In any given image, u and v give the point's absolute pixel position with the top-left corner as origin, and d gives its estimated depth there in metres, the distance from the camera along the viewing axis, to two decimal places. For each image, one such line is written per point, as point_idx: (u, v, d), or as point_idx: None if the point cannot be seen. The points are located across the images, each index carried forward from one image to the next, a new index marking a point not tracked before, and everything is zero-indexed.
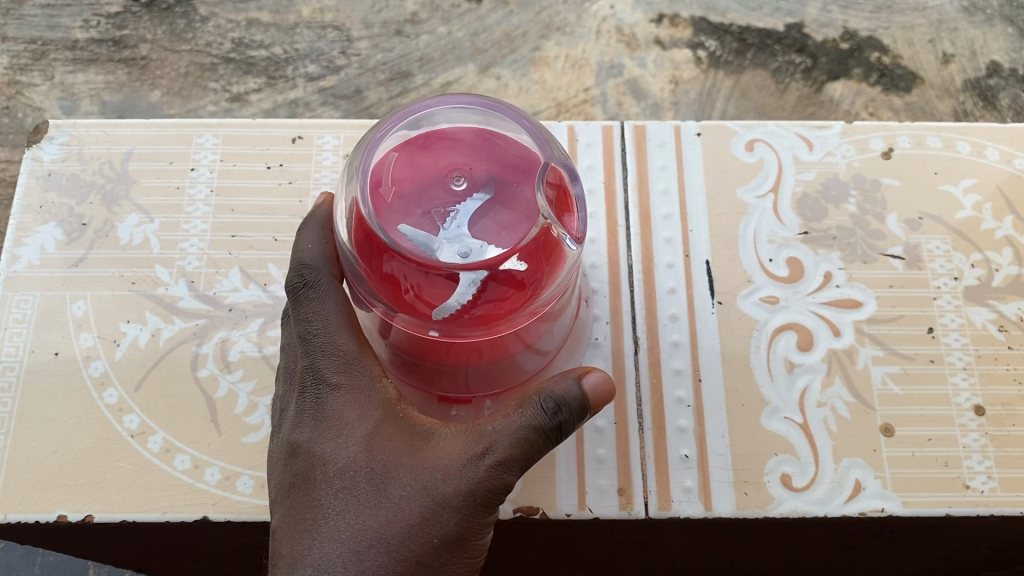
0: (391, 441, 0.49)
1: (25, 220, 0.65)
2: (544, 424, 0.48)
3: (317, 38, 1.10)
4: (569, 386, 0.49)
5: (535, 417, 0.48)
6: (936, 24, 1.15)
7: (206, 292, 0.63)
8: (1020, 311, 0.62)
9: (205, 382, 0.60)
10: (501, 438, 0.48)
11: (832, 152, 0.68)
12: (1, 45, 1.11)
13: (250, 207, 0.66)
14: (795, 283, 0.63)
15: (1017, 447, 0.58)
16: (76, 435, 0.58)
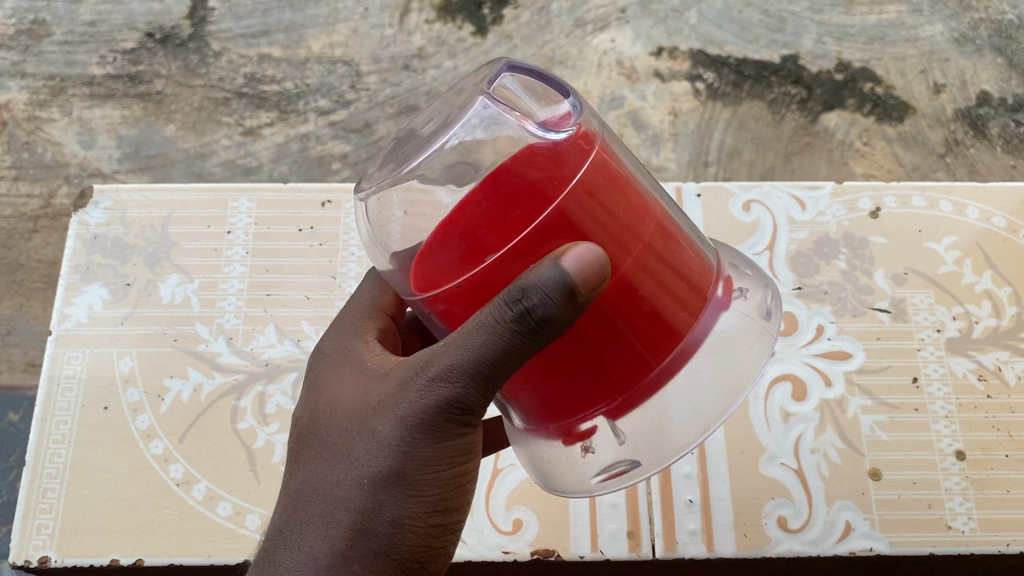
0: (347, 381, 0.46)
1: (73, 280, 0.70)
2: (506, 317, 0.37)
3: (327, 73, 1.13)
4: (548, 270, 0.36)
5: (495, 311, 0.37)
6: (928, 54, 1.18)
7: (245, 348, 0.67)
8: (998, 361, 0.66)
9: (244, 434, 0.63)
10: (444, 351, 0.40)
11: (824, 212, 0.72)
12: (20, 82, 1.14)
13: (283, 267, 0.71)
14: (791, 336, 0.67)
15: (996, 489, 0.61)
16: (126, 485, 0.62)
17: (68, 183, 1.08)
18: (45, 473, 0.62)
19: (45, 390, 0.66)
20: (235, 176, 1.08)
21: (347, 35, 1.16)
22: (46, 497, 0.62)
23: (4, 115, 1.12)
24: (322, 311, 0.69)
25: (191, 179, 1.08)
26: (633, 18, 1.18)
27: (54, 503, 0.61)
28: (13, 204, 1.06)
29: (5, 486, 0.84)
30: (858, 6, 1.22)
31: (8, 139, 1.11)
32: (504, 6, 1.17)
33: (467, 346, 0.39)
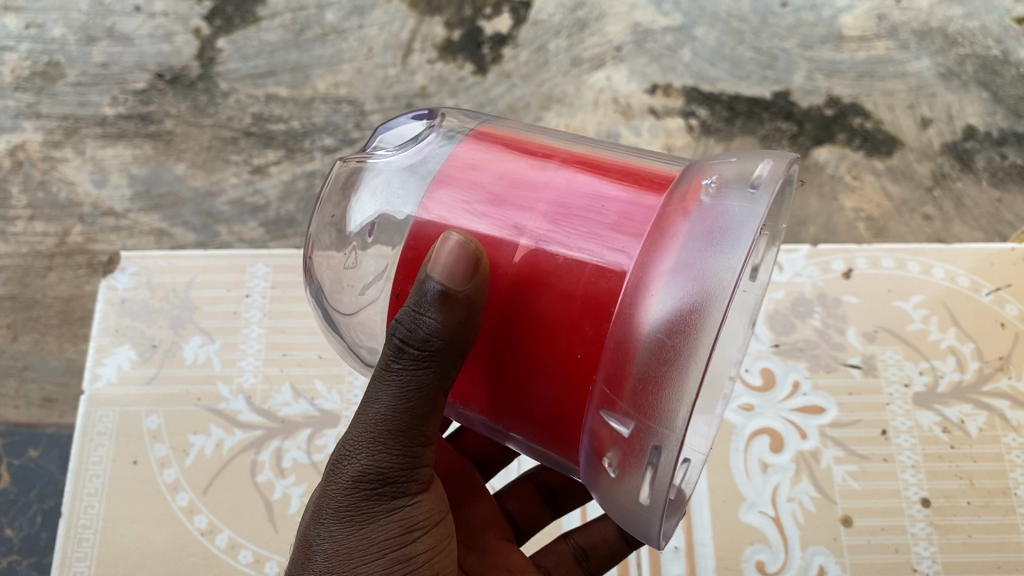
0: None
1: (104, 342, 0.77)
2: (392, 352, 0.43)
3: (333, 112, 1.14)
4: (418, 290, 0.42)
5: (387, 355, 0.44)
6: (915, 90, 1.12)
7: (263, 406, 0.72)
8: (963, 414, 0.70)
9: (263, 486, 0.69)
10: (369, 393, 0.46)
11: (800, 273, 0.77)
12: (35, 122, 1.15)
13: (298, 328, 0.76)
14: (768, 391, 0.71)
15: (959, 534, 0.65)
16: (156, 534, 0.68)
17: (81, 222, 1.09)
18: (81, 523, 0.68)
19: (80, 446, 0.71)
20: (243, 215, 1.08)
21: (351, 75, 1.16)
22: (81, 546, 0.67)
23: (19, 155, 1.13)
24: (333, 369, 0.74)
25: (201, 218, 1.08)
26: (628, 56, 1.15)
27: (88, 551, 0.67)
28: (30, 244, 1.08)
29: (25, 519, 0.88)
30: (847, 40, 1.16)
31: (23, 179, 1.12)
32: (504, 45, 1.16)
33: (373, 393, 0.45)
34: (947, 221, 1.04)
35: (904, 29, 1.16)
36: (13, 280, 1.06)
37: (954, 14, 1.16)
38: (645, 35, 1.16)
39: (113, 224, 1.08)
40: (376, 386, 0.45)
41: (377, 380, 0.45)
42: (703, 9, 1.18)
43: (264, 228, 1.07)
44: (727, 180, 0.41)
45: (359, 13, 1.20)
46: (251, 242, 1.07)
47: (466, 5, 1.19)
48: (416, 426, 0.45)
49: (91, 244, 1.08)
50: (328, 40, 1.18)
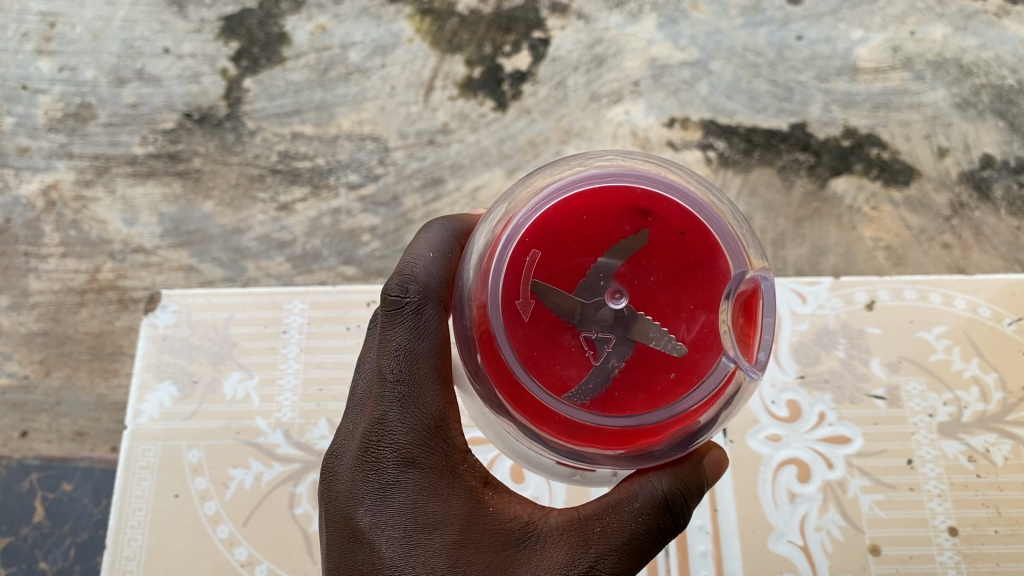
0: (487, 541, 0.51)
1: (146, 378, 0.78)
2: (660, 521, 0.51)
3: (357, 149, 1.16)
4: (679, 474, 0.51)
5: (655, 519, 0.50)
6: (932, 119, 1.13)
7: (300, 439, 0.74)
8: (987, 442, 0.70)
9: (301, 518, 0.70)
10: (625, 540, 0.50)
11: (823, 304, 0.78)
12: (67, 162, 1.18)
13: (334, 363, 0.78)
14: (795, 422, 0.72)
15: (986, 562, 0.66)
16: (198, 565, 0.69)
17: (112, 259, 1.11)
18: (125, 555, 0.70)
19: (123, 479, 0.73)
20: (270, 250, 1.11)
21: (375, 113, 1.18)
22: None
23: (52, 195, 1.16)
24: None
25: (229, 254, 1.11)
26: (646, 90, 1.17)
27: None
28: (63, 280, 1.10)
29: (59, 552, 0.91)
30: (862, 72, 1.17)
31: (56, 218, 1.14)
32: (523, 82, 1.18)
33: (630, 539, 0.50)
34: (966, 251, 1.05)
35: (919, 60, 1.17)
36: (46, 317, 1.08)
37: (968, 45, 1.17)
38: (662, 69, 1.18)
39: (144, 260, 1.11)
40: (642, 542, 0.50)
41: (646, 531, 0.50)
42: (719, 43, 1.19)
43: (291, 264, 1.10)
44: None
45: (381, 52, 1.21)
46: (279, 277, 1.09)
47: (486, 42, 1.20)
48: None
49: (122, 280, 1.10)
50: (352, 79, 1.20)
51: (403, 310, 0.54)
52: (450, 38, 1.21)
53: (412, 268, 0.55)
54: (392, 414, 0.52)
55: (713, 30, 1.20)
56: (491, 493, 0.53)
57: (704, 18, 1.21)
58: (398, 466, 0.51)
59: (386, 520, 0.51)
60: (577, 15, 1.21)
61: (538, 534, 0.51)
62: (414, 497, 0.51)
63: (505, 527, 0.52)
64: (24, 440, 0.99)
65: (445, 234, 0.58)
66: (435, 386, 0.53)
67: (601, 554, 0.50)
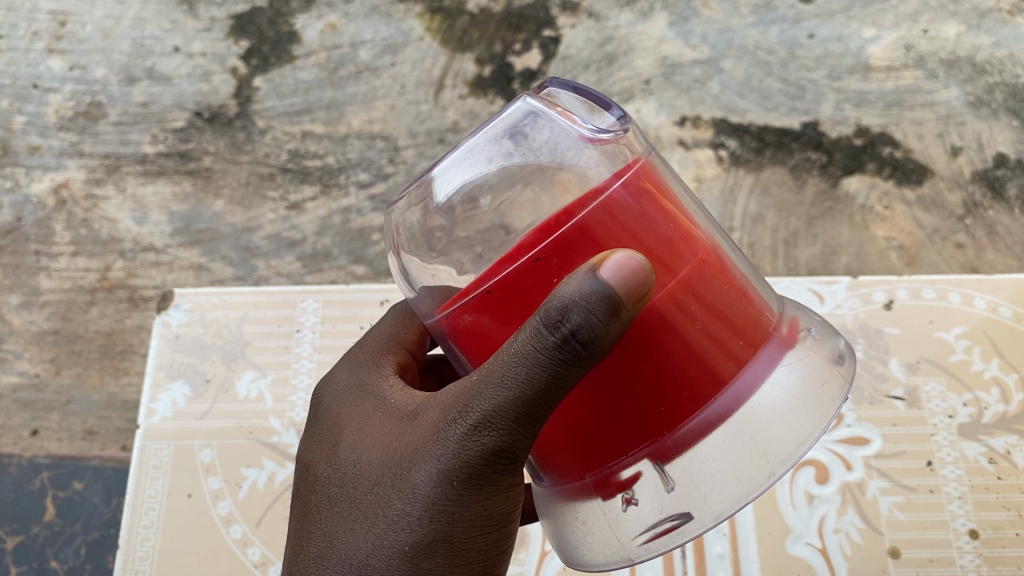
0: (377, 426, 0.46)
1: (158, 377, 0.78)
2: (545, 341, 0.37)
3: (368, 148, 1.15)
4: (581, 283, 0.36)
5: (532, 337, 0.37)
6: (945, 118, 1.12)
7: None
8: (1008, 444, 0.70)
9: None
10: (500, 381, 0.38)
11: (841, 305, 0.78)
12: (78, 160, 1.18)
13: None
14: None
15: (1008, 566, 0.65)
16: (210, 566, 0.69)
17: (122, 257, 1.11)
18: (137, 556, 0.69)
19: (135, 480, 0.73)
20: (280, 249, 1.10)
21: (385, 111, 1.17)
22: None
23: (62, 193, 1.16)
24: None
25: (239, 253, 1.10)
26: (657, 89, 1.16)
27: None
28: (73, 279, 1.10)
29: (70, 551, 0.89)
30: (874, 70, 1.16)
31: (66, 217, 1.14)
32: (533, 80, 1.17)
33: (502, 368, 0.38)
34: (980, 250, 1.03)
35: (932, 58, 1.16)
36: (57, 315, 1.08)
37: (982, 43, 1.17)
38: (674, 67, 1.17)
39: (154, 259, 1.11)
40: (511, 367, 0.38)
41: (525, 364, 0.37)
42: (730, 42, 1.19)
43: (300, 262, 1.09)
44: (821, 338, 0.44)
45: (391, 51, 1.21)
46: (288, 276, 1.09)
47: (496, 40, 1.20)
48: (535, 424, 0.39)
49: (132, 279, 1.10)
50: (362, 78, 1.20)
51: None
52: (460, 37, 1.21)
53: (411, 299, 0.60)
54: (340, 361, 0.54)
55: (724, 28, 1.20)
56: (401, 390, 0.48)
57: (714, 17, 1.21)
58: (325, 391, 0.51)
59: (312, 439, 0.50)
60: (587, 14, 1.21)
61: (423, 408, 0.44)
62: (331, 412, 0.50)
63: (395, 409, 0.46)
64: (35, 439, 0.99)
65: None
66: (380, 338, 0.54)
67: (459, 394, 0.41)
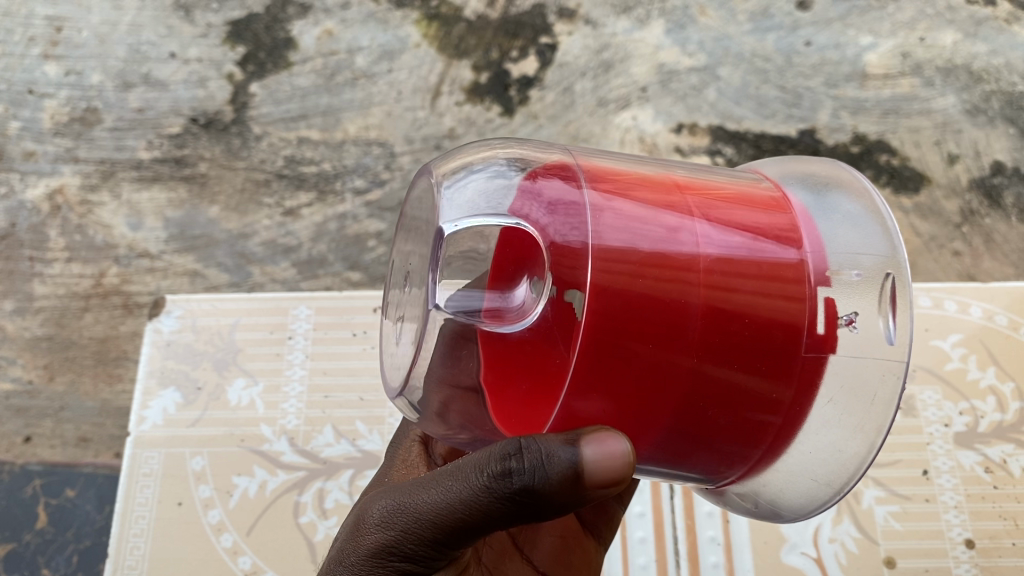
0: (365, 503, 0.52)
1: (149, 385, 0.78)
2: (493, 466, 0.41)
3: (364, 154, 1.15)
4: (567, 448, 0.39)
5: (486, 460, 0.41)
6: (941, 126, 1.12)
7: (305, 447, 0.74)
8: (1004, 453, 0.70)
9: (305, 527, 0.70)
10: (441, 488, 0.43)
11: None
12: (73, 166, 1.17)
13: (339, 369, 0.77)
14: None
15: None
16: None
17: (117, 264, 1.11)
18: (127, 564, 0.69)
19: (125, 487, 0.73)
20: (276, 256, 1.10)
21: (381, 118, 1.17)
22: None
23: (57, 199, 1.15)
24: (375, 411, 0.75)
25: (234, 259, 1.10)
26: (654, 96, 1.16)
27: None
28: (67, 285, 1.10)
29: (61, 560, 0.90)
30: (871, 77, 1.16)
31: (61, 222, 1.14)
32: (530, 87, 1.17)
33: (452, 479, 0.43)
34: (977, 257, 1.04)
35: (929, 65, 1.16)
36: (50, 321, 1.08)
37: (978, 51, 1.16)
38: (671, 75, 1.17)
39: (149, 265, 1.11)
40: (444, 480, 0.43)
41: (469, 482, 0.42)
42: (727, 49, 1.18)
43: (296, 268, 1.09)
44: (865, 319, 0.44)
45: (388, 57, 1.21)
46: (283, 282, 1.08)
47: (493, 47, 1.20)
48: (458, 535, 0.43)
49: (127, 285, 1.10)
50: (358, 84, 1.19)
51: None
52: (457, 44, 1.21)
53: None
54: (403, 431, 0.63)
55: (721, 35, 1.19)
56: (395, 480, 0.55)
57: (711, 24, 1.20)
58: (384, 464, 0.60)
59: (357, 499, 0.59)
60: (584, 21, 1.21)
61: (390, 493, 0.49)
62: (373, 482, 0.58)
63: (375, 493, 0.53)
64: (28, 446, 0.99)
65: None
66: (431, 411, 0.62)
67: (396, 489, 0.46)
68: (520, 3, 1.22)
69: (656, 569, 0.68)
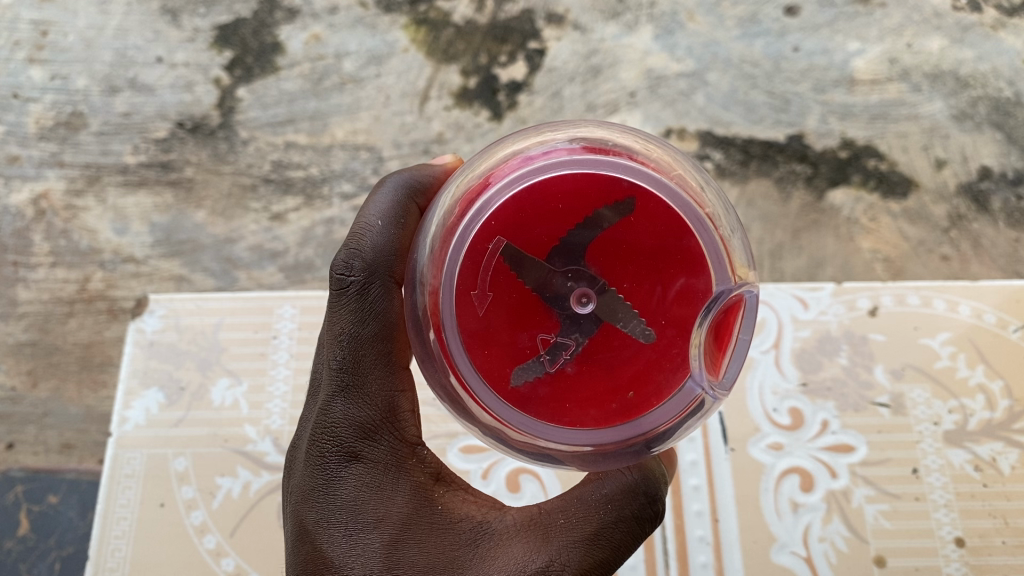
0: (428, 535, 0.54)
1: (132, 385, 0.79)
2: (643, 509, 0.55)
3: (351, 159, 1.14)
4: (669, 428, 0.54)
5: (635, 506, 0.54)
6: (929, 131, 1.12)
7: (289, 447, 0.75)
8: (993, 451, 0.74)
9: None
10: (602, 530, 0.53)
11: (825, 311, 0.80)
12: (58, 171, 1.16)
13: None
14: (797, 430, 0.75)
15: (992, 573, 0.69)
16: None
17: (102, 268, 1.10)
18: (108, 566, 0.72)
19: (107, 489, 0.74)
20: (262, 260, 1.09)
21: (370, 122, 1.17)
22: None
23: (42, 204, 1.15)
24: None
25: (220, 263, 1.09)
26: (642, 101, 1.16)
27: None
28: (51, 290, 1.09)
29: (44, 566, 0.92)
30: (859, 83, 1.16)
31: (46, 227, 1.13)
32: (519, 92, 1.17)
33: (603, 522, 0.54)
34: (965, 262, 1.04)
35: (916, 71, 1.16)
36: (34, 327, 1.07)
37: (965, 57, 1.16)
38: (659, 80, 1.17)
39: (134, 270, 1.10)
40: (614, 530, 0.54)
41: (625, 520, 0.54)
42: (716, 55, 1.19)
43: (283, 273, 1.08)
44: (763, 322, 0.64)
45: (376, 62, 1.20)
46: (270, 287, 1.08)
47: (481, 52, 1.20)
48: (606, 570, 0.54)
49: (112, 290, 1.09)
50: (347, 89, 1.19)
51: (346, 290, 0.57)
52: (445, 48, 1.20)
53: (361, 240, 0.58)
54: (334, 404, 0.56)
55: (710, 41, 1.19)
56: (457, 497, 0.57)
57: (700, 30, 1.20)
58: (341, 455, 0.55)
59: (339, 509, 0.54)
60: (573, 26, 1.20)
61: (491, 529, 0.55)
62: (356, 491, 0.55)
63: (461, 525, 0.55)
64: (11, 452, 0.99)
65: (394, 196, 0.61)
66: (380, 374, 0.56)
67: (560, 545, 0.53)
68: (509, 8, 1.22)
69: (644, 569, 0.70)
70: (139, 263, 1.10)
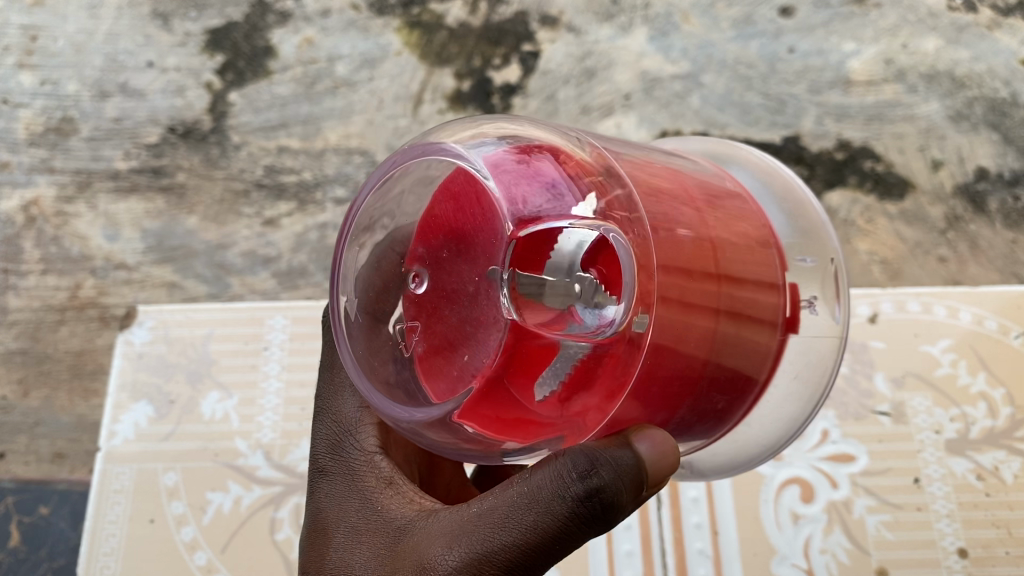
0: (365, 536, 0.53)
1: (121, 399, 0.79)
2: (570, 489, 0.45)
3: (344, 163, 1.13)
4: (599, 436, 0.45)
5: (560, 487, 0.45)
6: (925, 132, 1.11)
7: (282, 461, 0.75)
8: (996, 460, 0.73)
9: (282, 544, 0.71)
10: (512, 519, 0.46)
11: None
12: (49, 177, 1.15)
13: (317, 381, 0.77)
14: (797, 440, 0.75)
15: None
16: None
17: (94, 275, 1.09)
18: None
19: (96, 504, 0.74)
20: (255, 266, 1.08)
21: (362, 126, 1.16)
22: None
23: (32, 211, 1.14)
24: None
25: (212, 270, 1.08)
26: (637, 104, 1.15)
27: None
28: (42, 298, 1.08)
29: None
30: (855, 84, 1.15)
31: (36, 234, 1.12)
32: (514, 95, 1.16)
33: (519, 510, 0.46)
34: (963, 263, 1.03)
35: (912, 72, 1.15)
36: (25, 335, 1.06)
37: (960, 57, 1.15)
38: (654, 82, 1.16)
39: (126, 277, 1.09)
40: (527, 514, 0.46)
41: (542, 500, 0.46)
42: (710, 57, 1.18)
43: (276, 279, 1.07)
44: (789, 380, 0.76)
45: (368, 65, 1.19)
46: (263, 294, 1.06)
47: (474, 55, 1.19)
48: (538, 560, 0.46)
49: (103, 298, 1.08)
50: (339, 93, 1.18)
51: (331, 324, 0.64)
52: (439, 52, 1.20)
53: None
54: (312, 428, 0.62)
55: (704, 42, 1.19)
56: (402, 500, 0.55)
57: (694, 31, 1.19)
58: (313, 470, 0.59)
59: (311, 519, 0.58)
60: (566, 28, 1.20)
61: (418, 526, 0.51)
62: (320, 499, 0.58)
63: (394, 525, 0.53)
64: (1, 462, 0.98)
65: None
66: (351, 395, 0.61)
67: (468, 537, 0.47)
68: (502, 10, 1.21)
69: None
70: (130, 270, 1.09)
